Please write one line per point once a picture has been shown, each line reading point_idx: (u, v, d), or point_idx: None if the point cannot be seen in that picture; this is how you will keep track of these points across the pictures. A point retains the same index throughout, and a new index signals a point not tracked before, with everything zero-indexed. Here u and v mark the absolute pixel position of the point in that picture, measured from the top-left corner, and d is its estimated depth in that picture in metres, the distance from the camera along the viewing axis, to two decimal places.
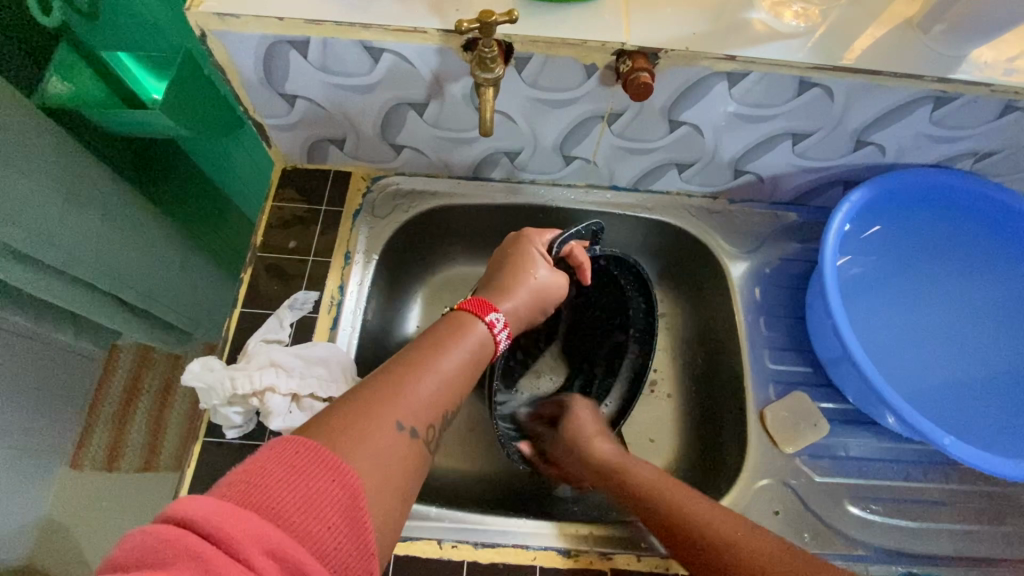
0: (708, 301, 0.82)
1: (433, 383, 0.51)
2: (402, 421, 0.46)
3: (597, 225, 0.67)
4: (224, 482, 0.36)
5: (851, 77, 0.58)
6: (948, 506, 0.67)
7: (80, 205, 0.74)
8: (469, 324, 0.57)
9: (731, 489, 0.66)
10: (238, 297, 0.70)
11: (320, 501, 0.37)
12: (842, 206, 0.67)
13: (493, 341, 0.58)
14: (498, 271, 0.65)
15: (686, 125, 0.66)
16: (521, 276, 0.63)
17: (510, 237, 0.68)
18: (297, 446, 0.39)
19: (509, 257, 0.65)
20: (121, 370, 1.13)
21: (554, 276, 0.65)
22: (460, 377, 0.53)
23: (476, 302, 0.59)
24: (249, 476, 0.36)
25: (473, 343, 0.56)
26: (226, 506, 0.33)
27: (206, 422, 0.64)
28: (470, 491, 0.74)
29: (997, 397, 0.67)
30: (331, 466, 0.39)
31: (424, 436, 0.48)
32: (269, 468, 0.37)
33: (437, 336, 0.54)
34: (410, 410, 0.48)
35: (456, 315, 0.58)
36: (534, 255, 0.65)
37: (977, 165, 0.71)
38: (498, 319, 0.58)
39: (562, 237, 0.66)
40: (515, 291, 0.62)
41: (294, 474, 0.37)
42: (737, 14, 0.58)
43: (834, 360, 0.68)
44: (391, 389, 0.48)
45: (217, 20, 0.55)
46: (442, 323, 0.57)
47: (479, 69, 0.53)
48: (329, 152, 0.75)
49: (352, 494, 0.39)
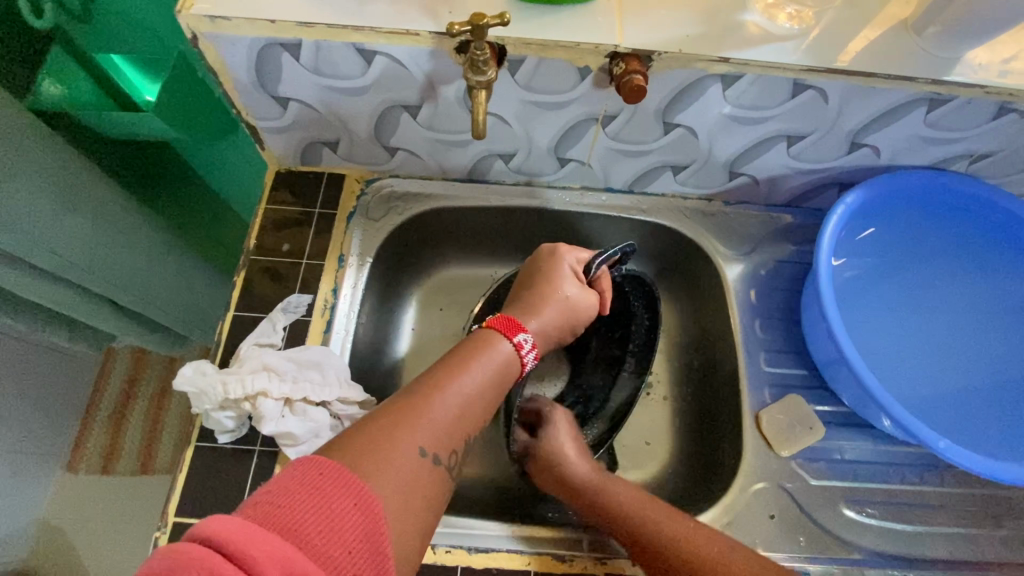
0: (704, 304, 0.82)
1: (457, 407, 0.51)
2: (424, 447, 0.47)
3: (631, 246, 0.68)
4: (249, 503, 0.36)
5: (845, 79, 0.57)
6: (944, 509, 0.67)
7: (69, 208, 0.73)
8: (498, 344, 0.57)
9: (726, 493, 0.66)
10: (231, 300, 0.70)
11: (342, 525, 0.37)
12: (837, 209, 0.67)
13: (519, 361, 0.58)
14: (527, 286, 0.66)
15: (680, 128, 0.66)
16: (549, 292, 0.64)
17: (540, 250, 0.68)
18: (319, 468, 0.40)
19: (540, 271, 0.66)
20: (117, 370, 1.08)
21: (584, 294, 0.65)
22: (483, 401, 0.54)
23: (506, 321, 0.59)
24: (273, 497, 0.37)
25: (500, 364, 0.56)
26: (250, 528, 0.33)
27: (199, 426, 0.63)
28: (465, 495, 0.73)
29: (994, 400, 0.67)
30: (352, 491, 0.40)
31: (446, 462, 0.48)
32: (294, 489, 0.37)
33: (468, 355, 0.55)
34: (433, 435, 0.48)
35: (486, 334, 0.58)
36: (565, 272, 0.65)
37: (973, 167, 0.70)
38: (526, 340, 0.58)
39: (599, 257, 0.66)
40: (542, 309, 0.62)
41: (318, 497, 0.37)
42: (731, 16, 0.58)
43: (830, 363, 0.68)
44: (416, 412, 0.49)
45: (209, 23, 0.55)
46: (470, 342, 0.57)
47: (471, 71, 0.52)
48: (323, 155, 0.75)
49: (372, 520, 0.39)
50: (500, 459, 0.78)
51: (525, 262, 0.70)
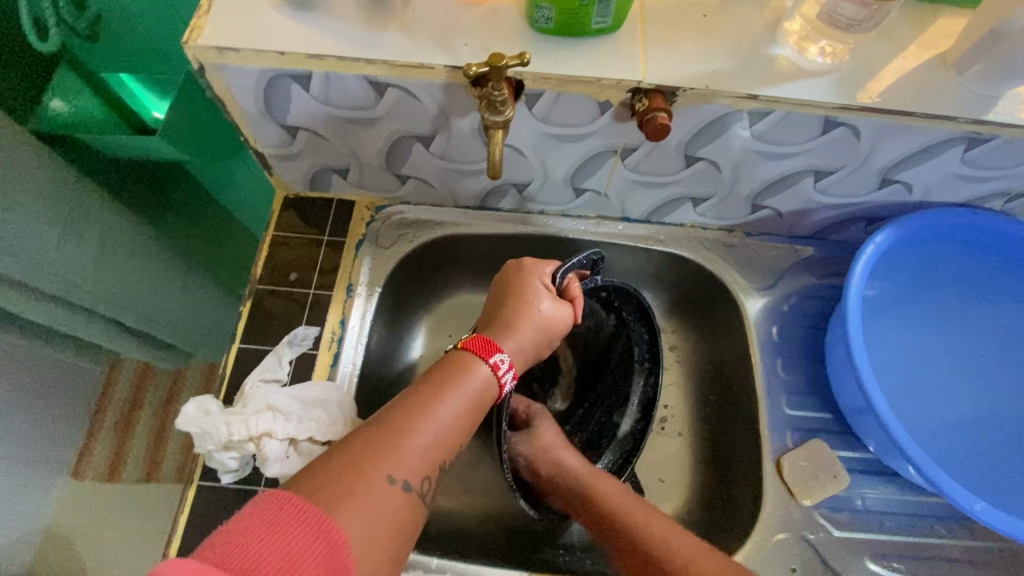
0: (723, 338, 0.79)
1: (433, 435, 0.49)
2: (393, 474, 0.45)
3: (597, 254, 0.63)
4: (208, 543, 0.37)
5: (880, 117, 0.55)
6: (970, 564, 0.64)
7: (76, 232, 0.71)
8: (473, 367, 0.55)
9: (747, 542, 0.64)
10: (237, 331, 0.68)
11: (302, 558, 0.37)
12: (866, 248, 0.64)
13: (496, 382, 0.56)
14: (501, 303, 0.63)
15: (702, 161, 0.63)
16: (524, 311, 0.61)
17: (508, 266, 0.66)
18: (278, 502, 0.39)
19: (512, 288, 0.64)
20: (122, 382, 1.12)
21: (557, 309, 0.63)
22: (459, 425, 0.51)
23: (480, 341, 0.57)
24: (233, 535, 0.37)
25: (478, 388, 0.54)
26: (202, 571, 0.33)
27: (201, 465, 0.62)
28: (471, 533, 0.72)
29: (1016, 437, 0.65)
30: (314, 521, 0.39)
31: (418, 488, 0.46)
32: (252, 526, 0.37)
33: (444, 380, 0.53)
34: (406, 462, 0.46)
35: (460, 356, 0.56)
36: (534, 287, 0.63)
37: (1008, 206, 0.67)
38: (502, 360, 0.56)
39: (563, 266, 0.63)
40: (515, 327, 0.60)
41: (276, 533, 0.37)
42: (761, 49, 0.55)
43: (857, 409, 0.65)
44: (387, 439, 0.47)
45: (216, 54, 0.53)
46: (444, 365, 0.55)
47: (487, 111, 0.50)
48: (333, 181, 0.73)
49: (334, 549, 0.39)
50: (508, 495, 0.75)
51: (495, 280, 0.67)
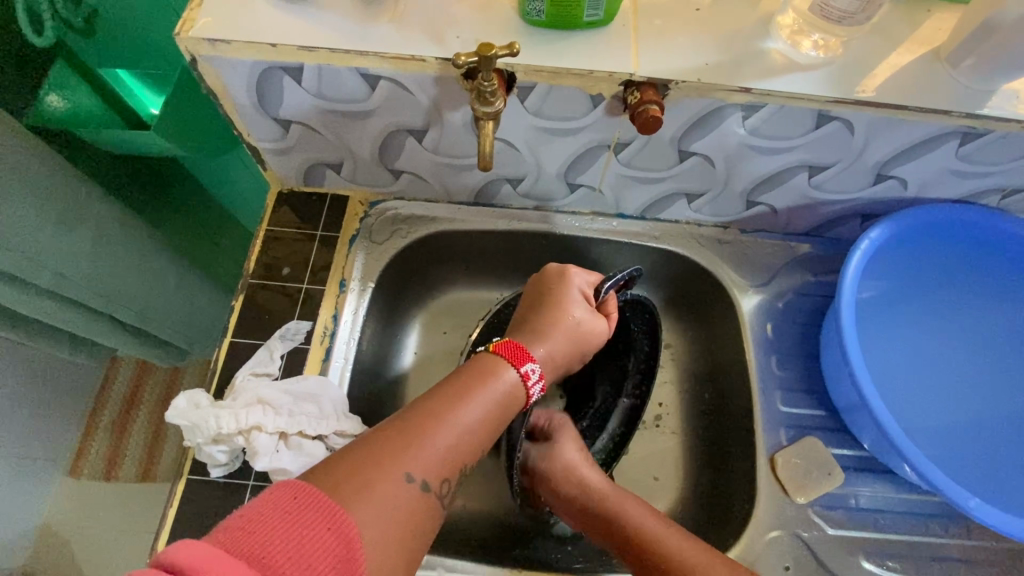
0: (717, 334, 0.78)
1: (455, 438, 0.49)
2: (412, 473, 0.45)
3: (637, 271, 0.64)
4: (223, 526, 0.36)
5: (873, 111, 0.54)
6: (967, 563, 0.63)
7: (73, 228, 0.71)
8: (502, 372, 0.54)
9: (740, 539, 0.64)
10: (228, 326, 0.68)
11: (313, 550, 0.36)
12: (862, 243, 0.63)
13: (524, 390, 0.55)
14: (534, 309, 0.63)
15: (695, 156, 0.63)
16: (559, 318, 0.61)
17: (547, 270, 0.66)
18: (292, 492, 0.39)
19: (548, 295, 0.63)
20: (121, 376, 1.16)
21: (593, 319, 0.63)
22: (483, 432, 0.51)
23: (514, 347, 0.57)
24: (245, 520, 0.36)
25: (503, 394, 0.53)
26: (218, 555, 0.32)
27: (191, 459, 0.61)
28: (464, 531, 0.71)
29: (1010, 435, 0.64)
30: (325, 512, 0.39)
31: (436, 489, 0.46)
32: (266, 512, 0.37)
33: (470, 383, 0.52)
34: (426, 462, 0.46)
35: (489, 360, 0.55)
36: (570, 295, 0.63)
37: (1004, 202, 0.67)
38: (532, 370, 0.56)
39: (608, 281, 0.62)
40: (550, 335, 0.60)
41: (288, 521, 0.37)
42: (753, 44, 0.55)
43: (851, 406, 0.65)
44: (409, 437, 0.47)
45: (207, 46, 0.53)
46: (472, 368, 0.55)
47: (478, 102, 0.50)
48: (326, 176, 0.73)
49: (345, 543, 0.38)
50: (501, 493, 0.75)
51: (529, 284, 0.68)
